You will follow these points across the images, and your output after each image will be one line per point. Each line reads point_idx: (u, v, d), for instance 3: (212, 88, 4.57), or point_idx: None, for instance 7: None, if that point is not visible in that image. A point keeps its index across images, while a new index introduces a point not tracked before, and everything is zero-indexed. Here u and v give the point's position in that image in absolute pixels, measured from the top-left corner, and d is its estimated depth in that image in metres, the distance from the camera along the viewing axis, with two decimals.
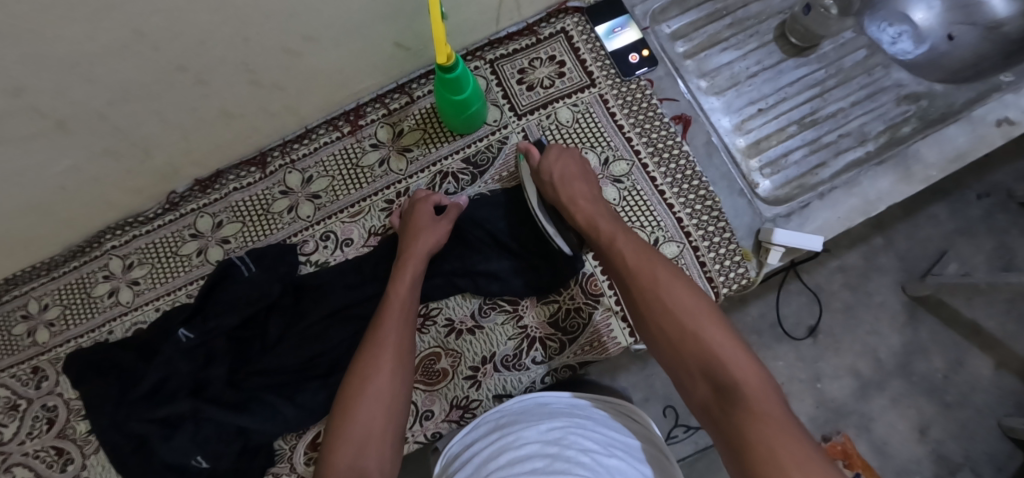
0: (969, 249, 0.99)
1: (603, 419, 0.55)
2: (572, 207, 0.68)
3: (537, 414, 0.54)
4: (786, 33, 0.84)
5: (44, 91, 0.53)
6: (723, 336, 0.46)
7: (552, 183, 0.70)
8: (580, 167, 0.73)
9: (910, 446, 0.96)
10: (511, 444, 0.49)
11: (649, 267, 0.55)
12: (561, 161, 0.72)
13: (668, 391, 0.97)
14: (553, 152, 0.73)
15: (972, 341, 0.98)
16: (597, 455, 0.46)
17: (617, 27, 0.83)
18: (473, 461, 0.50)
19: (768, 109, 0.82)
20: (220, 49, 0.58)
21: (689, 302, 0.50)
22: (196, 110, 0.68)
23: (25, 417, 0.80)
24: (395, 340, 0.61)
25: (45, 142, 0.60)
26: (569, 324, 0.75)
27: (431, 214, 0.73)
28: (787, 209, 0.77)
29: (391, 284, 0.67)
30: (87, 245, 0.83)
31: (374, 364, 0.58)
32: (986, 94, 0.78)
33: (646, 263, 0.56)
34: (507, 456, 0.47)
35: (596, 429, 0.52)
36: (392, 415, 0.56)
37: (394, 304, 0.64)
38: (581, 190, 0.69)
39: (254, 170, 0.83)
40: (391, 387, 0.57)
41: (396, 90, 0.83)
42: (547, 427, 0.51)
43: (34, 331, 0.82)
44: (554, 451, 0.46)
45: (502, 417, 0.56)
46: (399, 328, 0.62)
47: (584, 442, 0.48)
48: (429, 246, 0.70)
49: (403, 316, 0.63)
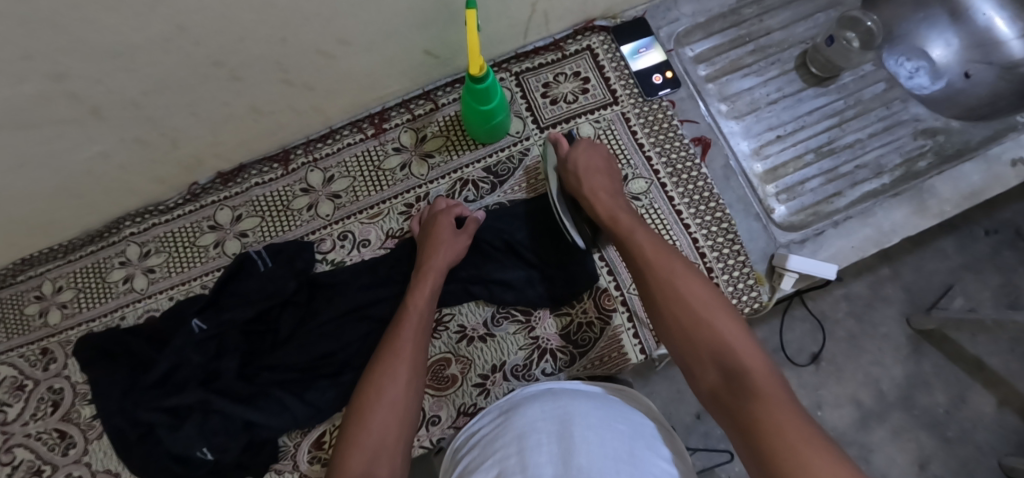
0: (975, 284, 1.00)
1: (604, 398, 0.56)
2: (594, 201, 0.70)
3: (541, 395, 0.55)
4: (807, 62, 0.86)
5: (85, 78, 0.54)
6: (735, 329, 0.49)
7: (578, 177, 0.72)
8: (605, 162, 0.75)
9: None
10: (517, 424, 0.50)
11: (672, 273, 0.56)
12: (590, 156, 0.74)
13: (666, 410, 1.00)
14: (581, 145, 0.75)
15: (975, 378, 0.98)
16: (603, 430, 0.48)
17: (641, 48, 0.84)
18: (481, 447, 0.51)
19: (786, 137, 0.84)
20: (259, 46, 0.60)
21: (717, 309, 0.51)
22: (228, 105, 0.69)
23: (30, 398, 0.80)
24: (412, 349, 0.61)
25: (81, 127, 0.61)
26: (581, 338, 0.75)
27: (452, 227, 0.73)
28: (802, 236, 0.78)
29: (409, 296, 0.67)
30: (106, 231, 0.84)
31: (390, 373, 0.58)
32: (1002, 133, 0.80)
33: (668, 268, 0.56)
34: (513, 432, 0.49)
35: (600, 405, 0.53)
36: (404, 421, 0.55)
37: (412, 315, 0.64)
38: (603, 187, 0.71)
39: (277, 166, 0.84)
40: (404, 396, 0.56)
41: (422, 96, 0.85)
42: (551, 405, 0.52)
43: (46, 312, 0.83)
44: (560, 431, 0.47)
45: (510, 401, 0.57)
46: (414, 337, 0.62)
47: (589, 420, 0.49)
48: (444, 260, 0.71)
49: (418, 327, 0.64)
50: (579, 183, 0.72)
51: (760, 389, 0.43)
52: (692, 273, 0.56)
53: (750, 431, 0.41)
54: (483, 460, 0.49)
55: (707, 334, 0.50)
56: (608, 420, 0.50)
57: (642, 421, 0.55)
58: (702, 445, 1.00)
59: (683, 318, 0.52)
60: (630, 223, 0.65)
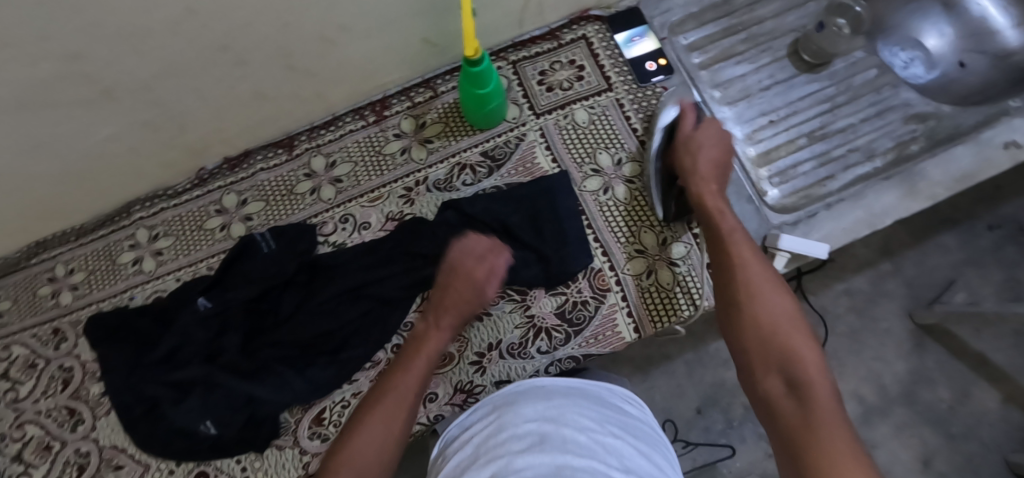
0: (978, 279, 1.02)
1: (599, 399, 0.58)
2: (700, 187, 0.72)
3: (534, 393, 0.56)
4: (799, 49, 0.88)
5: (98, 60, 0.57)
6: (809, 348, 0.57)
7: (696, 156, 0.75)
8: (723, 153, 0.76)
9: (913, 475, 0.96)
10: (509, 421, 0.51)
11: (760, 284, 0.62)
12: (712, 141, 0.76)
13: (667, 404, 1.04)
14: (708, 127, 0.77)
15: (979, 373, 0.99)
16: (594, 432, 0.49)
17: (635, 36, 0.86)
18: (473, 441, 0.52)
19: (779, 122, 0.85)
20: (264, 31, 0.63)
21: (796, 326, 0.58)
22: (234, 90, 0.72)
23: (42, 376, 0.82)
24: (408, 391, 0.62)
25: (94, 109, 0.65)
26: (576, 316, 0.76)
27: (478, 263, 0.72)
28: (794, 218, 0.78)
29: (424, 335, 0.68)
30: (117, 215, 0.87)
31: (381, 412, 0.59)
32: (994, 118, 0.80)
33: (759, 277, 0.63)
34: (506, 433, 0.49)
35: (593, 407, 0.55)
36: (385, 468, 0.56)
37: (421, 355, 0.66)
38: (716, 178, 0.74)
39: (281, 151, 0.87)
40: (389, 433, 0.58)
41: (422, 84, 0.88)
42: (545, 405, 0.53)
43: (58, 293, 0.85)
44: (551, 430, 0.48)
45: (500, 399, 0.58)
46: (416, 379, 0.63)
47: (582, 421, 0.50)
48: (460, 304, 0.70)
49: (425, 367, 0.65)
50: (693, 161, 0.74)
51: (813, 393, 0.52)
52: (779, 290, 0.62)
53: (803, 437, 0.48)
54: (473, 455, 0.50)
55: (780, 344, 0.57)
56: (600, 421, 0.51)
57: (635, 425, 0.56)
58: (703, 440, 1.02)
59: (765, 324, 0.59)
60: (731, 224, 0.69)
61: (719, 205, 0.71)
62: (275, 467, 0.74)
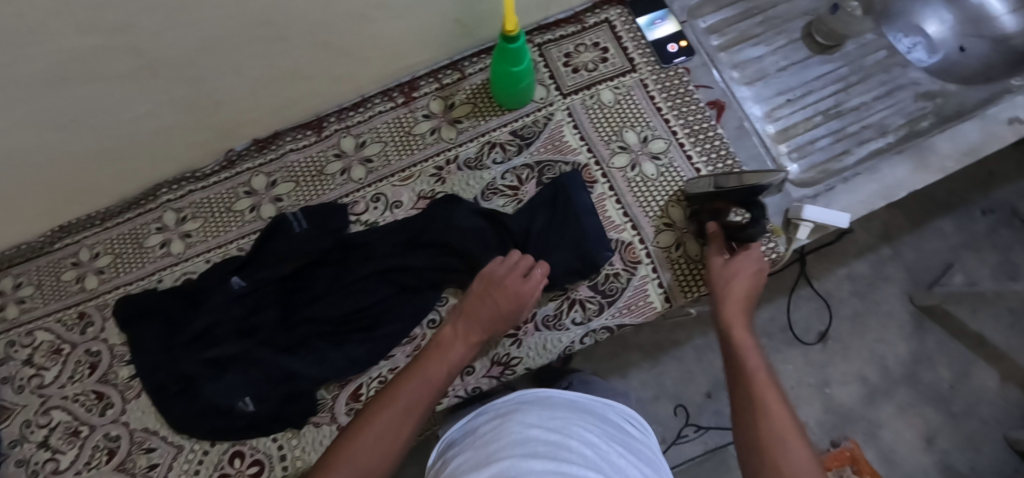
0: (974, 262, 1.06)
1: (600, 417, 0.57)
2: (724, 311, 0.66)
3: (537, 404, 0.55)
4: (813, 32, 0.91)
5: (145, 32, 0.57)
6: None
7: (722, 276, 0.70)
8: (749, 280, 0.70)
9: (917, 454, 0.99)
10: (510, 430, 0.50)
11: (779, 432, 0.49)
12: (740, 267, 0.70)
13: (678, 390, 1.06)
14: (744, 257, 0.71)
15: (978, 353, 1.03)
16: (597, 447, 0.48)
17: (656, 19, 0.89)
18: (472, 447, 0.50)
19: (795, 100, 0.88)
20: (305, 7, 0.64)
21: None
22: (270, 68, 0.73)
23: (68, 361, 0.81)
24: (421, 393, 0.59)
25: (134, 84, 0.65)
26: (608, 288, 0.78)
27: (518, 279, 0.72)
28: (813, 191, 0.81)
29: (450, 340, 0.67)
30: (143, 198, 0.87)
31: (388, 408, 0.56)
32: (998, 96, 0.84)
33: (777, 427, 0.49)
34: (507, 439, 0.47)
35: (594, 425, 0.54)
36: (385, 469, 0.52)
37: (445, 358, 0.64)
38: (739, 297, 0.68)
39: (310, 133, 0.87)
40: (395, 429, 0.55)
41: (449, 66, 0.89)
42: (547, 416, 0.52)
43: (83, 277, 0.84)
44: (556, 439, 0.47)
45: (501, 409, 0.56)
46: (433, 380, 0.61)
47: (585, 434, 0.49)
48: (489, 320, 0.69)
49: (444, 373, 0.63)
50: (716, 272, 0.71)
51: None
52: (804, 448, 0.47)
53: None
54: (471, 459, 0.48)
55: None
56: (603, 438, 0.51)
57: (637, 446, 0.55)
58: (715, 425, 1.04)
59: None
60: (752, 365, 0.58)
61: (743, 345, 0.61)
62: (313, 444, 0.74)
